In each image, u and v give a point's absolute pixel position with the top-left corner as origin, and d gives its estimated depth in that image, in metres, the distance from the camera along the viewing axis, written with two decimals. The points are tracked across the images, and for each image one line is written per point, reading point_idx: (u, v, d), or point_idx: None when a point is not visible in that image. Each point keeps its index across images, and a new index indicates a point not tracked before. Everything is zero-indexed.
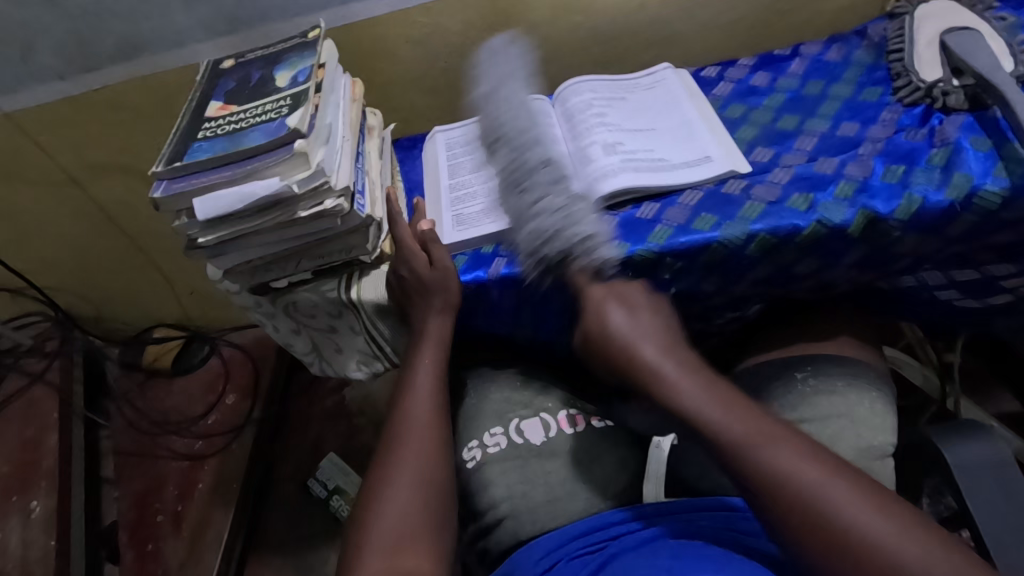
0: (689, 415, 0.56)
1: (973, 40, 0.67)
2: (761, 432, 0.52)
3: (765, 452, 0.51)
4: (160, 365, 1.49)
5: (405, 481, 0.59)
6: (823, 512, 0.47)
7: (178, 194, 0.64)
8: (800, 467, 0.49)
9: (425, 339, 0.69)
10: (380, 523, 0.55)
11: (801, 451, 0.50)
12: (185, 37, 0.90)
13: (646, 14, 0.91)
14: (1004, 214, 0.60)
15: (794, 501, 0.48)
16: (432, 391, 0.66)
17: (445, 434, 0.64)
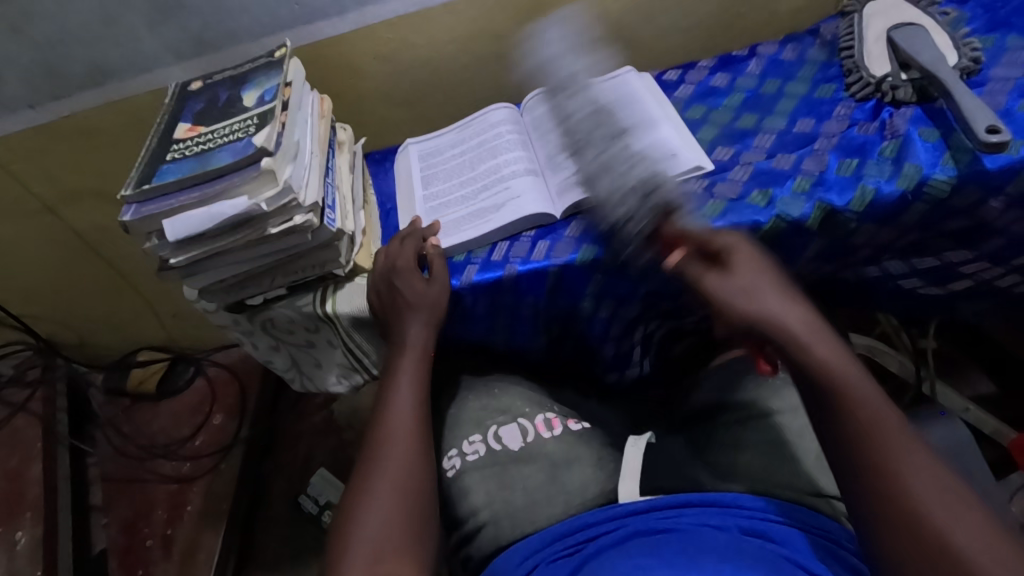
0: (827, 377, 0.52)
1: (918, 34, 0.69)
2: (890, 426, 0.49)
3: (880, 442, 0.49)
4: (146, 388, 1.49)
5: (387, 487, 0.59)
6: (911, 517, 0.46)
7: (147, 217, 0.65)
8: (908, 471, 0.47)
9: (409, 344, 0.69)
10: (361, 531, 0.56)
11: (929, 464, 0.48)
12: (153, 62, 0.91)
13: (607, 21, 0.93)
14: (954, 201, 0.62)
15: (883, 494, 0.47)
16: (415, 397, 0.66)
17: (428, 440, 0.64)
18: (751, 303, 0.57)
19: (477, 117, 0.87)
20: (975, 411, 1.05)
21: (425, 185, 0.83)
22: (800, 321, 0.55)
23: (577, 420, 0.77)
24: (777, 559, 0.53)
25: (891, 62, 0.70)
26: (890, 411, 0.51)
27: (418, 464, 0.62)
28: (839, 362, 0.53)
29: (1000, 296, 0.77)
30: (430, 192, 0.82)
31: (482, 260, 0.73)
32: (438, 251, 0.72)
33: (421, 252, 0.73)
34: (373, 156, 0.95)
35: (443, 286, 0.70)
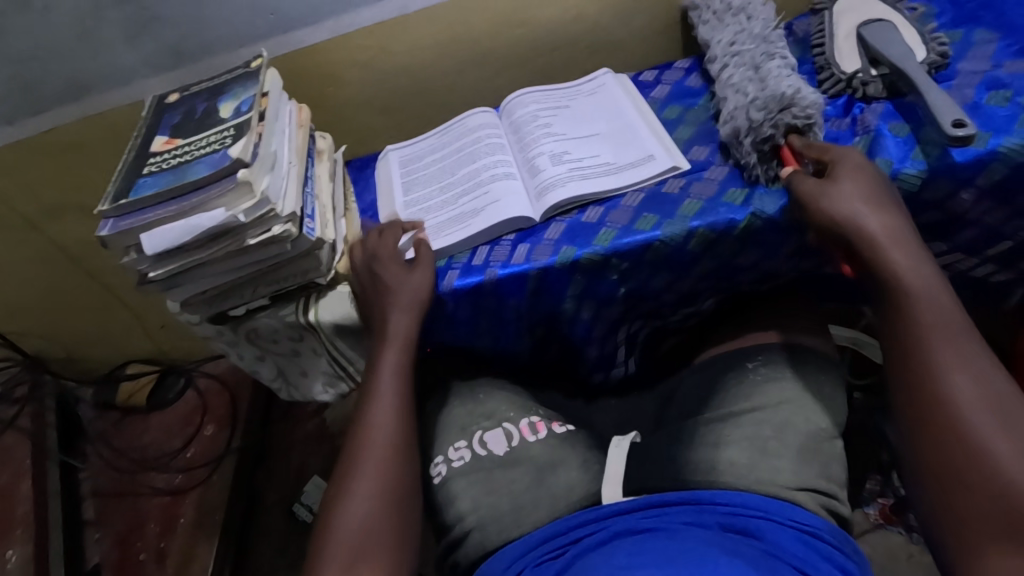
0: (891, 284, 0.57)
1: (887, 31, 0.70)
2: (946, 327, 0.54)
3: (939, 351, 0.54)
4: (136, 402, 1.48)
5: (370, 487, 0.61)
6: (956, 421, 0.51)
7: (125, 231, 0.65)
8: (963, 381, 0.52)
9: (392, 335, 0.69)
10: (345, 521, 0.58)
11: (980, 368, 0.53)
12: (130, 75, 0.91)
13: (584, 24, 0.94)
14: (924, 195, 0.63)
15: (933, 402, 0.53)
16: (397, 391, 0.67)
17: (405, 438, 0.65)
18: (848, 202, 0.59)
19: (456, 122, 0.88)
20: None
21: (406, 191, 0.83)
22: (884, 228, 0.58)
23: (561, 423, 0.78)
24: (756, 552, 0.53)
25: (861, 59, 0.71)
26: (949, 316, 0.55)
27: (396, 469, 0.62)
28: (919, 276, 0.56)
29: (976, 287, 0.78)
30: (410, 198, 0.82)
31: (462, 265, 0.73)
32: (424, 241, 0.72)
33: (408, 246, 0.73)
34: (354, 164, 0.95)
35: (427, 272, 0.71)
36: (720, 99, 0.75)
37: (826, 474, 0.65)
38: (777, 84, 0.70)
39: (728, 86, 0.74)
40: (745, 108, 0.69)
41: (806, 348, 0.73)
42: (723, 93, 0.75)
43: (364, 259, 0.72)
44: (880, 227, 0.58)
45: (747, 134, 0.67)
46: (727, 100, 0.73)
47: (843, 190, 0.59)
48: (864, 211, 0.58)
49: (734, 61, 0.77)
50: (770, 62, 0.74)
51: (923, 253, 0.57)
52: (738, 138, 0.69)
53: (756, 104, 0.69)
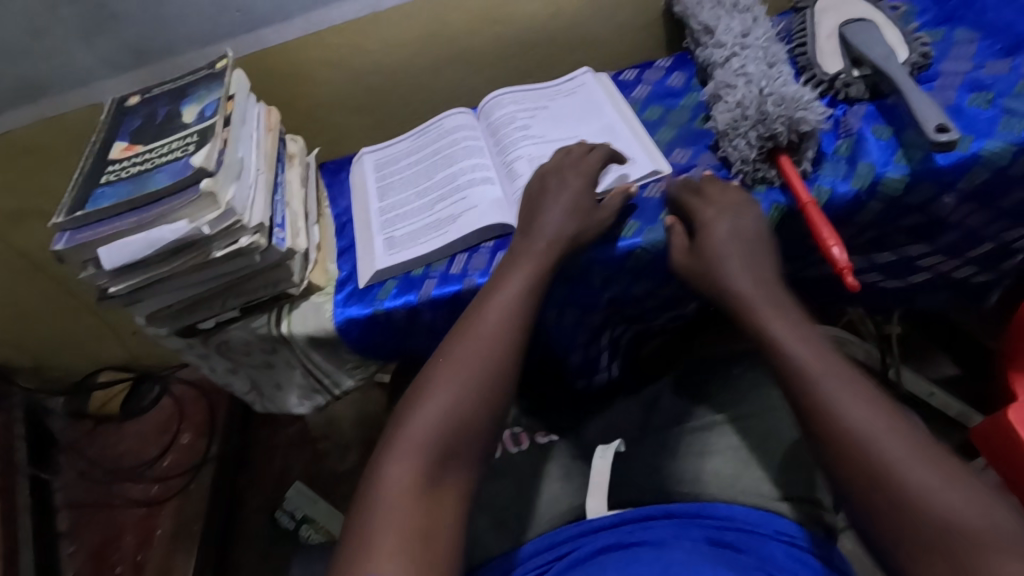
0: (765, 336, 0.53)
1: (869, 31, 0.69)
2: (821, 365, 0.49)
3: (828, 390, 0.48)
4: (109, 410, 1.45)
5: (462, 397, 0.56)
6: (872, 460, 0.44)
7: (82, 244, 0.62)
8: (850, 412, 0.46)
9: (551, 236, 0.63)
10: (419, 429, 0.54)
11: (866, 401, 0.47)
12: (89, 75, 0.86)
13: (563, 21, 0.91)
14: (907, 200, 0.62)
15: (845, 444, 0.45)
16: (518, 308, 0.61)
17: (518, 354, 0.60)
18: (715, 271, 0.59)
19: (433, 123, 0.85)
20: (940, 395, 1.08)
21: (382, 196, 0.81)
22: (750, 289, 0.57)
23: (544, 433, 0.77)
24: (744, 567, 0.52)
25: (843, 59, 0.70)
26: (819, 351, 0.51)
27: (499, 394, 0.58)
28: (788, 327, 0.53)
29: (957, 287, 0.78)
30: (386, 203, 0.79)
31: (440, 274, 0.71)
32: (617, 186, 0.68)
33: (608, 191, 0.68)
34: (328, 166, 0.92)
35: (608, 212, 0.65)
36: (725, 86, 0.70)
37: None
38: (787, 84, 0.66)
39: (735, 74, 0.70)
40: (755, 104, 0.65)
41: None
42: (724, 83, 0.70)
43: (537, 181, 0.68)
44: (749, 289, 0.57)
45: (755, 134, 0.64)
46: (729, 91, 0.69)
47: (709, 261, 0.60)
48: (735, 275, 0.58)
49: (744, 49, 0.73)
50: (778, 62, 0.71)
51: (787, 308, 0.55)
52: (741, 134, 0.65)
53: (769, 98, 0.64)
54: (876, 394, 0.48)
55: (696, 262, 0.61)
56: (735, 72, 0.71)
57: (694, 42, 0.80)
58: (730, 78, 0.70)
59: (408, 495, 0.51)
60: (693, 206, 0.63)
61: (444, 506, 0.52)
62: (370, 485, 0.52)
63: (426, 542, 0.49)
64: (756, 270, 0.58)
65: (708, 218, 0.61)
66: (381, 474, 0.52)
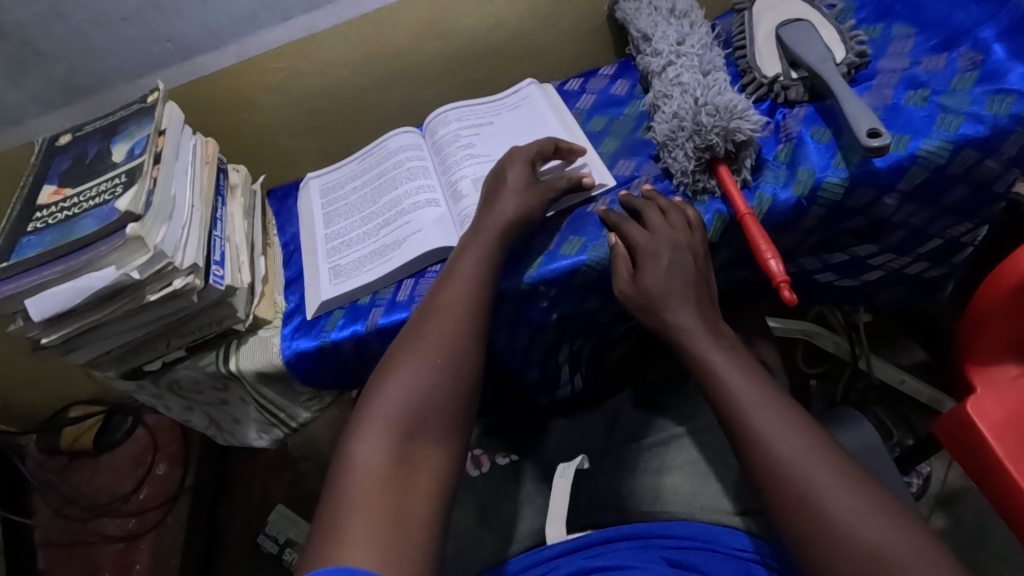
0: (699, 361, 0.54)
1: (805, 31, 0.68)
2: (755, 393, 0.51)
3: (761, 424, 0.49)
4: (81, 445, 1.42)
5: (426, 374, 0.54)
6: (803, 493, 0.46)
7: (8, 297, 0.60)
8: (780, 437, 0.48)
9: (500, 214, 0.63)
10: (381, 414, 0.52)
11: (797, 426, 0.49)
12: (19, 114, 0.84)
13: (505, 31, 0.90)
14: (849, 204, 0.62)
15: (778, 477, 0.47)
16: (477, 286, 0.60)
17: (482, 330, 0.59)
18: (650, 294, 0.58)
19: (378, 145, 0.83)
20: (911, 382, 1.07)
21: (328, 222, 0.79)
22: (686, 317, 0.56)
23: (505, 453, 0.76)
24: None
25: (782, 61, 0.69)
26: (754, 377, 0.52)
27: (467, 373, 0.56)
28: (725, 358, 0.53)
29: (911, 282, 0.78)
30: (332, 230, 0.78)
31: (387, 301, 0.69)
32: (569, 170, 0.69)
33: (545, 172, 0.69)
34: (275, 193, 0.90)
35: (551, 190, 0.66)
36: (663, 96, 0.70)
37: None
38: (723, 92, 0.66)
39: (671, 84, 0.69)
40: (690, 115, 0.65)
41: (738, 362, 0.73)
42: (662, 93, 0.70)
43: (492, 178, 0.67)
44: (682, 316, 0.56)
45: (691, 147, 0.64)
46: (667, 102, 0.69)
47: (647, 284, 0.58)
48: (672, 300, 0.57)
49: (680, 56, 0.72)
50: (714, 67, 0.70)
51: (720, 332, 0.56)
52: (678, 146, 0.65)
53: (704, 109, 0.64)
54: (806, 419, 0.50)
55: (635, 288, 0.59)
56: (671, 82, 0.70)
57: (635, 50, 0.79)
58: (667, 87, 0.70)
59: (376, 481, 0.48)
60: (632, 232, 0.61)
61: (418, 485, 0.49)
62: (338, 470, 0.49)
63: (401, 524, 0.45)
64: (692, 294, 0.57)
65: (649, 250, 0.59)
66: (348, 458, 0.49)
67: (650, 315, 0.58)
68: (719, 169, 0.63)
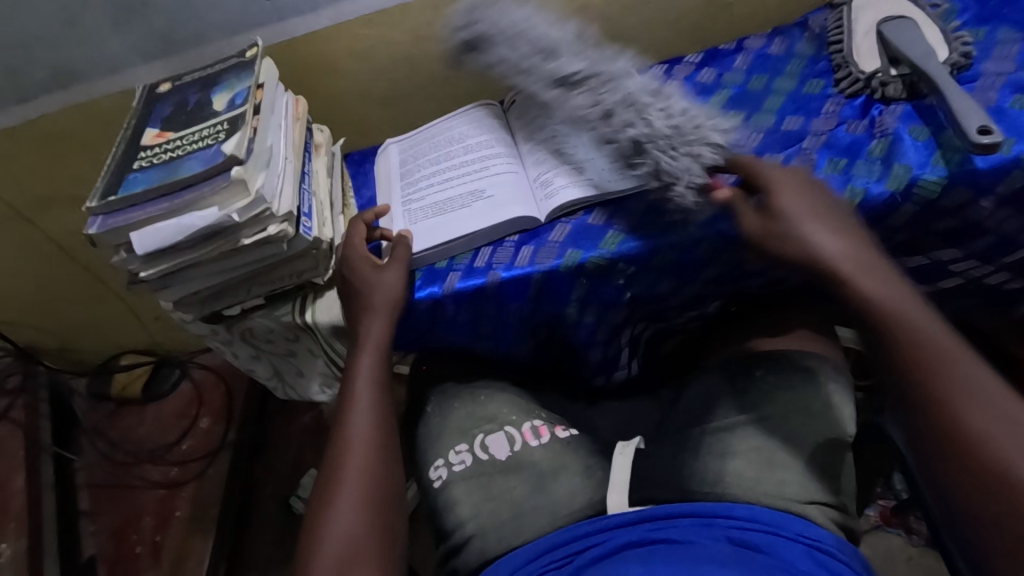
0: (872, 313, 0.55)
1: (908, 29, 0.68)
2: (944, 348, 0.52)
3: (936, 375, 0.51)
4: (130, 394, 1.45)
5: (348, 499, 0.59)
6: (975, 438, 0.48)
7: (114, 229, 0.62)
8: (961, 392, 0.50)
9: (366, 338, 0.67)
10: (323, 551, 0.55)
11: (976, 382, 0.50)
12: (119, 62, 0.87)
13: (590, 14, 0.91)
14: (943, 203, 0.61)
15: (951, 429, 0.49)
16: (373, 398, 0.66)
17: (389, 443, 0.64)
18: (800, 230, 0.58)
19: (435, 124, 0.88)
20: None
21: (407, 191, 0.79)
22: (842, 253, 0.57)
23: (564, 428, 0.76)
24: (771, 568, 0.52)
25: (881, 58, 0.70)
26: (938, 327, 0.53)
27: (382, 475, 0.61)
28: (893, 297, 0.54)
29: (988, 294, 0.77)
30: (412, 198, 0.78)
31: (465, 266, 0.71)
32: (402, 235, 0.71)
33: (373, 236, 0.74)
34: (352, 156, 0.93)
35: (394, 288, 0.68)
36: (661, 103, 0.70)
37: (833, 486, 0.64)
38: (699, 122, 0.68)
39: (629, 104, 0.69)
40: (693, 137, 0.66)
41: (807, 356, 0.72)
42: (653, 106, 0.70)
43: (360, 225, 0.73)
44: (844, 252, 0.57)
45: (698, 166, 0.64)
46: (620, 121, 0.70)
47: (795, 223, 0.58)
48: (821, 235, 0.58)
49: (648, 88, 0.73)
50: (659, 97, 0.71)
51: (897, 282, 0.56)
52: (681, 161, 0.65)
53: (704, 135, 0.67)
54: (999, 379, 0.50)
55: (767, 229, 0.60)
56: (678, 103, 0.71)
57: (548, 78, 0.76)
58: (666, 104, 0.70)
59: None
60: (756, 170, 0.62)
61: None
62: None
63: None
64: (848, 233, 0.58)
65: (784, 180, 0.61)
66: None
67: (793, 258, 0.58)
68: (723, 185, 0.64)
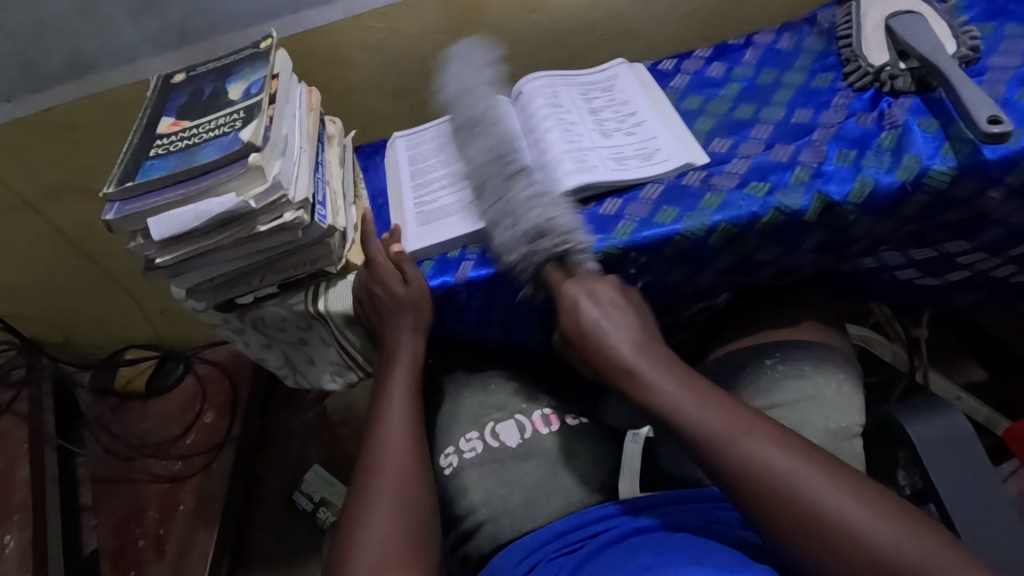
0: (666, 415, 0.55)
1: (916, 23, 0.70)
2: (728, 422, 0.53)
3: (740, 448, 0.51)
4: (134, 387, 1.43)
5: (383, 502, 0.59)
6: (800, 514, 0.48)
7: (131, 215, 0.63)
8: (763, 459, 0.50)
9: (400, 353, 0.69)
10: (362, 553, 0.56)
11: (772, 444, 0.51)
12: (133, 53, 0.88)
13: (600, 10, 0.92)
14: (953, 193, 0.62)
15: (760, 492, 0.49)
16: (409, 407, 0.67)
17: (424, 450, 0.65)
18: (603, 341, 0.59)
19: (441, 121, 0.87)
20: (968, 399, 1.02)
21: (421, 192, 0.80)
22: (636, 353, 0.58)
23: (574, 415, 0.76)
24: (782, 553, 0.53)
25: (890, 51, 0.71)
26: (723, 408, 0.54)
27: (420, 480, 0.62)
28: (689, 392, 0.55)
29: (996, 286, 0.78)
30: (426, 199, 0.79)
31: (477, 256, 0.71)
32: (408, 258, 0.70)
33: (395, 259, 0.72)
34: (363, 150, 0.93)
35: (420, 294, 0.69)
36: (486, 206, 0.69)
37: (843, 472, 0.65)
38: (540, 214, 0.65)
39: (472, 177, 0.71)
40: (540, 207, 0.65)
41: (815, 347, 0.73)
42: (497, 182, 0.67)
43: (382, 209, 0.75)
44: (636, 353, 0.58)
45: (533, 252, 0.64)
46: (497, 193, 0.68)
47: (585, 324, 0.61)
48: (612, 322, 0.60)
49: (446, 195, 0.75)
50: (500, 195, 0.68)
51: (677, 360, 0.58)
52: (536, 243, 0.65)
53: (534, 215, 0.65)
54: (778, 436, 0.52)
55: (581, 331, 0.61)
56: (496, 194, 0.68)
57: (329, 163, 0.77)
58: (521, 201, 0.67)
59: None
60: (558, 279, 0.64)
61: None
62: None
63: None
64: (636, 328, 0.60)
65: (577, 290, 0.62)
66: None
67: (591, 358, 0.60)
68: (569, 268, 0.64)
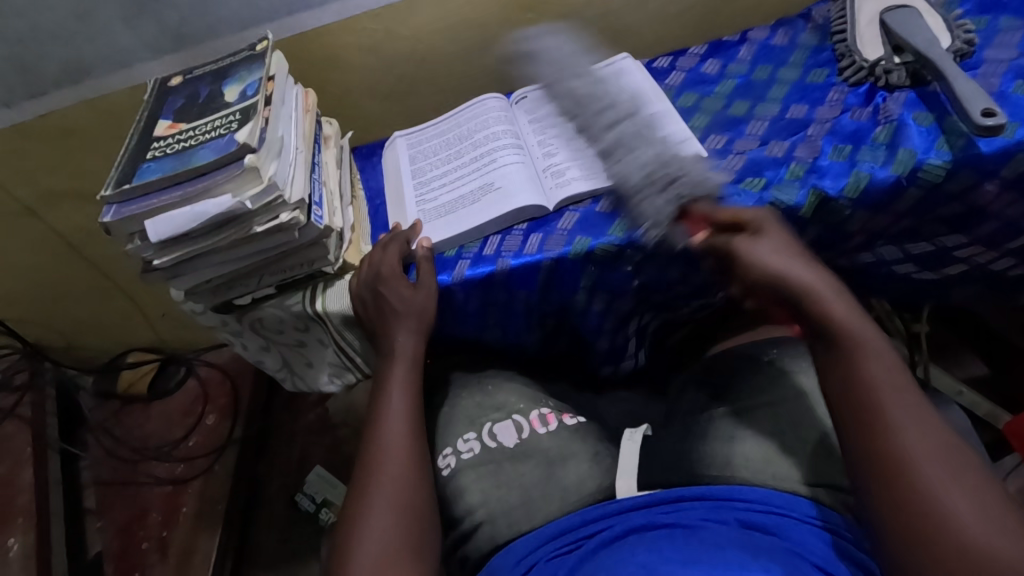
0: (840, 337, 0.55)
1: (910, 17, 0.70)
2: (895, 386, 0.51)
3: (892, 407, 0.50)
4: (136, 390, 1.43)
5: (383, 502, 0.60)
6: (916, 490, 0.47)
7: (128, 218, 0.63)
8: (910, 428, 0.49)
9: (398, 353, 0.69)
10: (362, 553, 0.56)
11: (934, 425, 0.50)
12: (131, 57, 0.88)
13: (595, 9, 0.92)
14: (948, 187, 0.62)
15: (883, 441, 0.49)
16: (408, 407, 0.67)
17: (422, 450, 0.65)
18: (777, 262, 0.58)
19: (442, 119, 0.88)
20: (969, 394, 1.01)
21: (419, 191, 0.80)
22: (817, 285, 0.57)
23: (572, 415, 0.77)
24: (779, 550, 0.53)
25: (884, 46, 0.71)
26: (896, 375, 0.52)
27: (418, 480, 0.62)
28: (861, 333, 0.54)
29: (994, 281, 0.77)
30: (425, 198, 0.79)
31: (473, 254, 0.72)
32: (426, 256, 0.71)
33: (405, 254, 0.72)
34: (360, 151, 0.94)
35: (428, 295, 0.70)
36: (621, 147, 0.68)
37: None
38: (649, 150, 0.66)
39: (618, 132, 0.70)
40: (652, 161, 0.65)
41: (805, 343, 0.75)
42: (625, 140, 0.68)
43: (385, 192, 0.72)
44: (820, 281, 0.57)
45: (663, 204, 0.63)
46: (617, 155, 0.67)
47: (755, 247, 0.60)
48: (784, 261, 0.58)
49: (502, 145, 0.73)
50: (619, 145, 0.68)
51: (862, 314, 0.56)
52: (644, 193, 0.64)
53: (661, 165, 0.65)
54: (936, 425, 0.50)
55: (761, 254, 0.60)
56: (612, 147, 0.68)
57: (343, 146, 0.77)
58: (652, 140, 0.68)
59: None
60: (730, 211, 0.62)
61: None
62: None
63: None
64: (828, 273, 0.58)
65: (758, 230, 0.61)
66: None
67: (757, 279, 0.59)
68: (694, 213, 0.63)
